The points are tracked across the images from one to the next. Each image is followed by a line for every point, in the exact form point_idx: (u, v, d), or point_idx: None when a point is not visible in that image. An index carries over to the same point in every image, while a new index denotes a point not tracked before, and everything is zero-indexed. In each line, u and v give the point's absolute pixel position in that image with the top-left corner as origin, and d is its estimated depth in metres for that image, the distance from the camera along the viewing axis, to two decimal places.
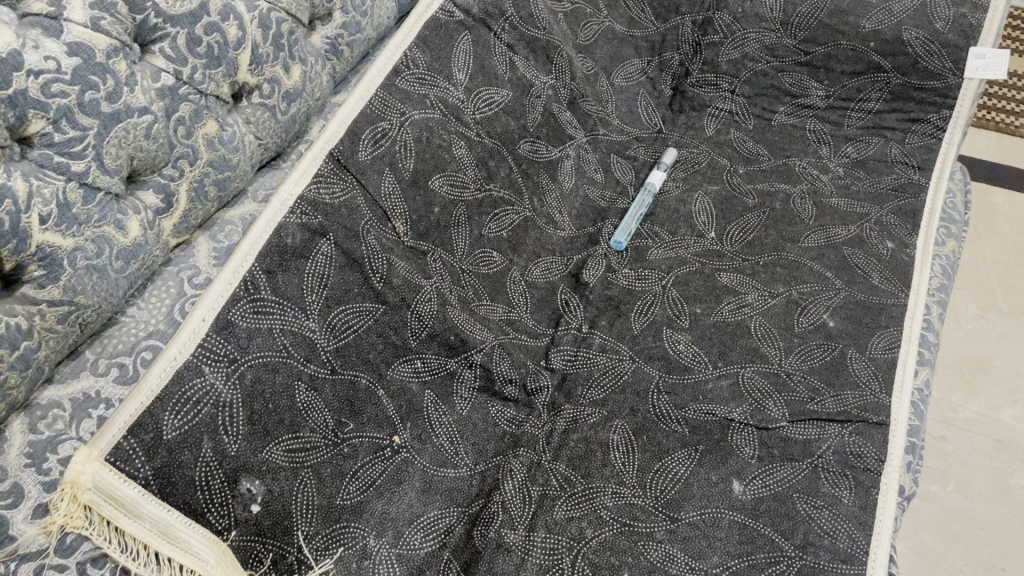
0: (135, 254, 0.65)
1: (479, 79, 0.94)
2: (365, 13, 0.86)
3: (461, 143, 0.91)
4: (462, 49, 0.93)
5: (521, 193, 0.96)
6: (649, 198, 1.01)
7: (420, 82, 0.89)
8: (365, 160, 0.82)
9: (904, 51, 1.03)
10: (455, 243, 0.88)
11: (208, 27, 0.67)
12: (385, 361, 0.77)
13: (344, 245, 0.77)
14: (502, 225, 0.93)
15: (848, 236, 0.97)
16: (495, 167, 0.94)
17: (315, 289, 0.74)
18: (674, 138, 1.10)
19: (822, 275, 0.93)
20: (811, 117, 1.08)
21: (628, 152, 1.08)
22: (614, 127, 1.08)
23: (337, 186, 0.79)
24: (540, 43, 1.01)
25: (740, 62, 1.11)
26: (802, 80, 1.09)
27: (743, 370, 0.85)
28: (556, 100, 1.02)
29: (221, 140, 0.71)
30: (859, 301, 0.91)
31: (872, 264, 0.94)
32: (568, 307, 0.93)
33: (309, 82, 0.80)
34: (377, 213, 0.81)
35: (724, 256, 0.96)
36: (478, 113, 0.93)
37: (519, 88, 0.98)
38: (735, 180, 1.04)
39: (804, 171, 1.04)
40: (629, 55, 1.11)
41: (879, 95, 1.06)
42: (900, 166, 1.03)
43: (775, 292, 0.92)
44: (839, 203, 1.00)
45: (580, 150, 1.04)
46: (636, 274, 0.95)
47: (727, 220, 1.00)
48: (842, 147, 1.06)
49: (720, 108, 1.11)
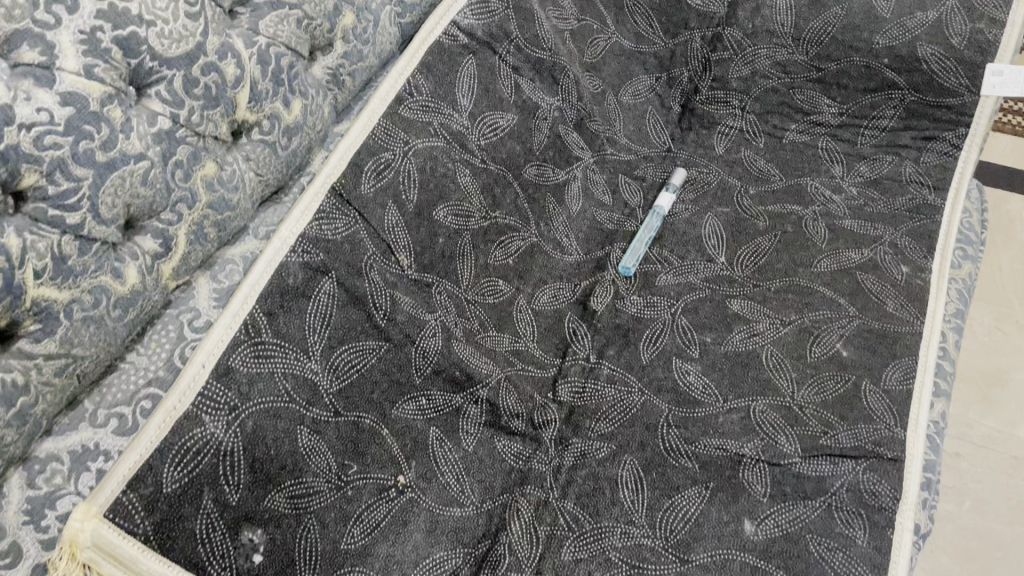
0: (133, 302, 0.64)
1: (483, 104, 0.92)
2: (366, 42, 0.84)
3: (465, 171, 0.89)
4: (466, 74, 0.91)
5: (527, 218, 0.95)
6: (657, 221, 1.00)
7: (424, 109, 0.87)
8: (368, 193, 0.81)
9: (920, 67, 1.01)
10: (460, 273, 0.87)
11: (205, 68, 0.66)
12: (389, 400, 0.76)
13: (346, 283, 0.76)
14: (508, 253, 0.92)
15: (861, 260, 0.95)
16: (500, 195, 0.93)
17: (317, 329, 0.72)
18: (683, 157, 1.08)
19: (835, 302, 0.91)
20: (823, 135, 1.06)
21: (637, 172, 1.06)
22: (622, 146, 1.07)
23: (339, 221, 0.77)
24: (546, 65, 0.99)
25: (750, 78, 1.08)
26: (814, 97, 1.06)
27: (754, 403, 0.84)
28: (563, 121, 1.01)
29: (220, 181, 0.70)
30: (873, 329, 0.89)
31: (886, 290, 0.92)
32: (575, 336, 0.91)
33: (310, 115, 0.78)
34: (380, 247, 0.80)
35: (734, 282, 0.94)
36: (483, 139, 0.92)
37: (525, 111, 0.96)
38: (745, 202, 1.02)
39: (816, 192, 1.02)
40: (637, 71, 1.09)
41: (893, 112, 1.03)
42: (914, 186, 1.01)
43: (787, 320, 0.90)
44: (853, 225, 0.98)
45: (587, 171, 1.03)
46: (645, 302, 0.93)
47: (738, 243, 0.98)
48: (855, 166, 1.04)
49: (730, 126, 1.09)
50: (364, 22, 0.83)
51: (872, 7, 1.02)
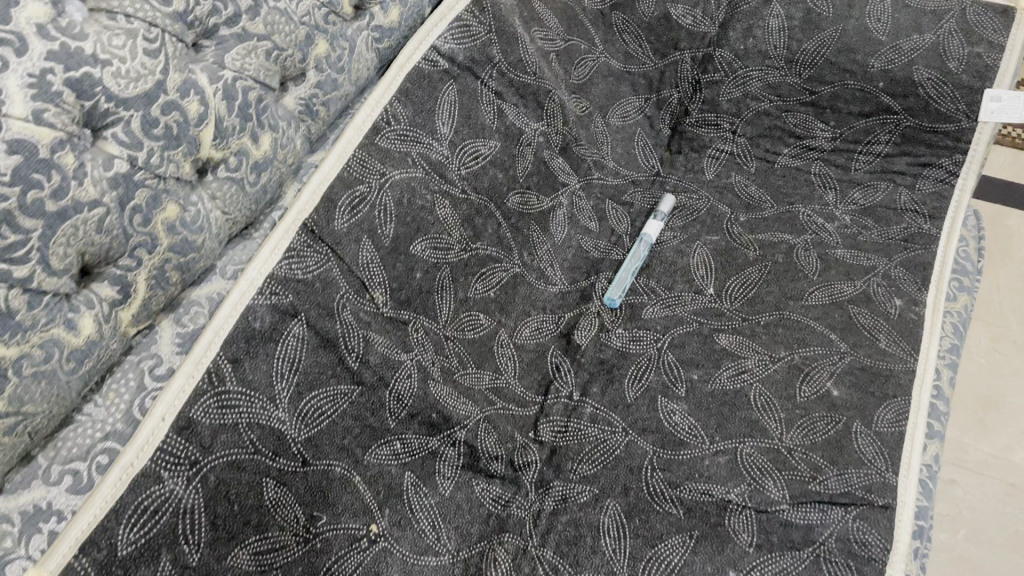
0: (88, 352, 0.61)
1: (464, 131, 0.89)
2: (341, 70, 0.81)
3: (445, 202, 0.86)
4: (446, 100, 0.88)
5: (510, 248, 0.92)
6: (644, 250, 0.97)
7: (402, 138, 0.84)
8: (342, 229, 0.78)
9: (916, 92, 0.98)
10: (438, 308, 0.84)
11: (165, 106, 0.63)
12: (361, 446, 0.73)
13: (317, 325, 0.73)
14: (489, 284, 0.89)
15: (854, 292, 0.92)
16: (482, 225, 0.90)
17: (286, 375, 0.70)
18: (673, 182, 1.05)
19: (826, 337, 0.88)
20: (816, 160, 1.03)
21: (624, 198, 1.03)
22: (609, 170, 1.04)
23: (310, 259, 0.75)
24: (530, 89, 0.96)
25: (741, 100, 1.06)
26: (806, 121, 1.03)
27: (742, 446, 0.81)
28: (548, 147, 0.98)
29: (183, 223, 0.67)
30: (865, 366, 0.86)
31: (879, 324, 0.89)
32: (558, 371, 0.88)
33: (280, 149, 0.75)
34: (354, 284, 0.77)
35: (723, 316, 0.91)
36: (463, 168, 0.89)
37: (508, 137, 0.93)
38: (735, 230, 0.99)
39: (808, 220, 0.99)
40: (626, 93, 1.06)
41: (888, 138, 1.00)
42: (910, 215, 0.98)
43: (776, 356, 0.87)
44: (845, 255, 0.95)
45: (573, 197, 1.00)
46: (630, 335, 0.91)
47: (727, 274, 0.95)
48: (849, 193, 1.01)
49: (721, 149, 1.06)
50: (339, 50, 0.80)
51: (867, 28, 0.98)
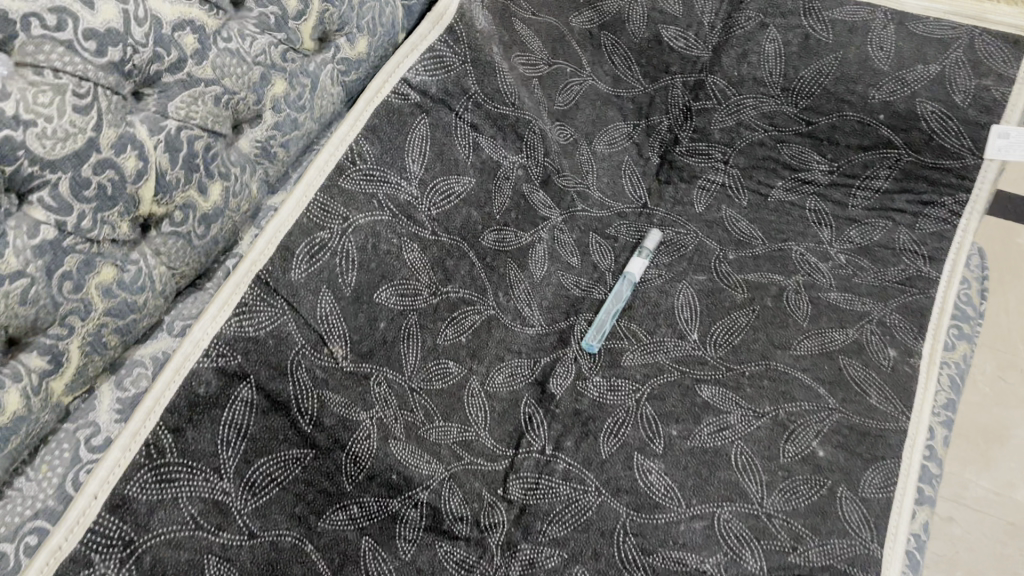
0: (18, 427, 0.57)
1: (437, 168, 0.85)
2: (302, 108, 0.77)
3: (413, 245, 0.82)
4: (417, 135, 0.84)
5: (484, 289, 0.88)
6: (627, 290, 0.92)
7: (367, 179, 0.80)
8: (299, 280, 0.74)
9: (918, 126, 0.92)
10: (404, 358, 0.80)
11: (99, 165, 0.59)
12: (315, 512, 0.70)
13: (267, 387, 0.69)
14: (461, 329, 0.85)
15: (846, 341, 0.87)
16: (453, 267, 0.85)
17: (231, 443, 0.66)
18: (660, 215, 0.99)
19: (814, 391, 0.84)
20: (811, 195, 0.97)
21: (609, 231, 0.98)
22: (594, 202, 0.99)
23: (263, 314, 0.71)
24: (509, 121, 0.91)
25: (734, 129, 0.99)
26: (802, 153, 0.97)
27: (719, 510, 0.77)
28: (527, 180, 0.93)
29: (120, 285, 0.63)
30: (854, 425, 0.82)
31: (870, 378, 0.84)
32: (530, 424, 0.84)
33: (232, 197, 0.71)
34: (311, 338, 0.73)
35: (706, 364, 0.87)
36: (433, 209, 0.84)
37: (484, 172, 0.89)
38: (723, 269, 0.94)
39: (801, 259, 0.94)
40: (613, 117, 1.02)
41: (888, 173, 0.95)
42: (908, 256, 0.93)
43: (761, 412, 0.83)
44: (838, 298, 0.91)
45: (554, 232, 0.95)
46: (608, 384, 0.87)
47: (712, 318, 0.90)
48: (845, 231, 0.95)
49: (712, 180, 1.00)
50: (299, 88, 0.76)
51: (869, 57, 0.93)
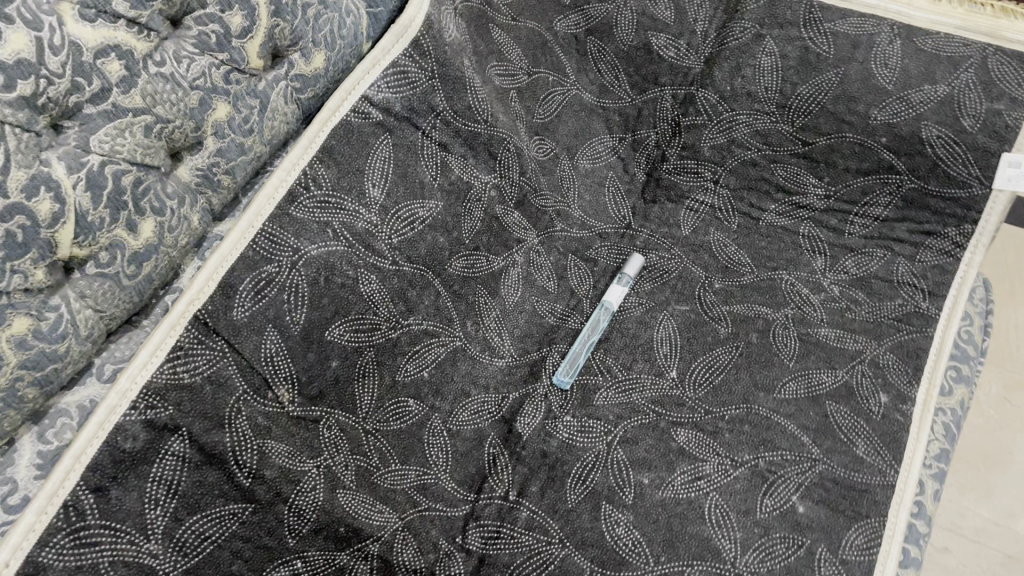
0: None
1: (399, 193, 0.79)
2: (248, 132, 0.71)
3: (370, 277, 0.77)
4: (379, 156, 0.78)
5: (450, 320, 0.83)
6: (604, 321, 0.87)
7: (321, 207, 0.74)
8: (241, 319, 0.69)
9: (922, 151, 0.86)
10: (359, 397, 0.75)
11: (8, 211, 0.54)
12: (253, 570, 0.66)
13: (202, 439, 0.64)
14: (423, 364, 0.80)
15: (834, 385, 0.82)
16: (416, 297, 0.80)
17: (160, 500, 0.62)
18: (644, 237, 0.94)
19: (797, 439, 0.79)
20: (806, 220, 0.91)
21: (589, 253, 0.93)
22: (574, 221, 0.93)
23: (200, 358, 0.66)
24: (481, 139, 0.85)
25: (725, 147, 0.93)
26: (798, 174, 0.91)
27: (689, 570, 0.73)
28: (501, 201, 0.88)
29: (37, 335, 0.58)
30: (838, 478, 0.77)
31: (858, 427, 0.79)
32: (494, 466, 0.80)
33: (168, 232, 0.66)
34: (253, 383, 0.68)
35: (684, 406, 0.81)
36: (394, 236, 0.79)
37: (453, 194, 0.83)
38: (708, 299, 0.88)
39: (791, 290, 0.88)
40: (598, 130, 0.95)
41: (889, 200, 0.88)
42: (908, 290, 0.87)
43: (739, 460, 0.78)
44: (829, 335, 0.85)
45: (530, 254, 0.90)
46: (578, 425, 0.82)
47: (692, 353, 0.85)
48: (841, 260, 0.89)
49: (700, 202, 0.94)
50: (245, 110, 0.70)
51: (872, 74, 0.86)
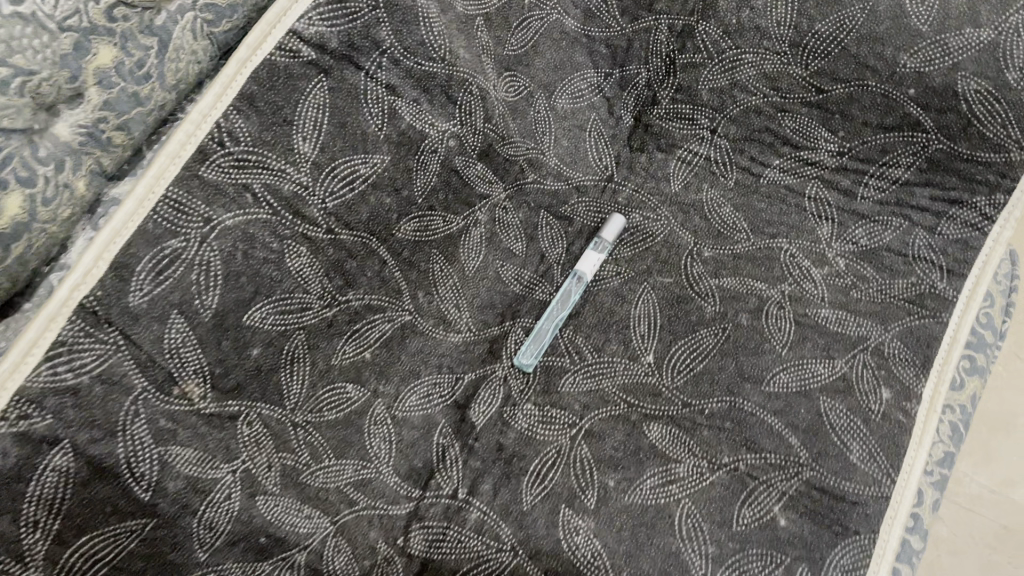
0: None
1: (336, 147, 0.67)
2: (143, 78, 0.59)
3: (300, 248, 0.66)
4: (311, 103, 0.66)
5: (399, 292, 0.72)
6: (575, 295, 0.77)
7: (239, 166, 0.63)
8: (139, 305, 0.59)
9: (957, 107, 0.72)
10: (286, 387, 0.65)
11: None
12: None
13: (88, 452, 0.55)
14: (364, 344, 0.70)
15: (831, 377, 0.72)
16: (357, 269, 0.69)
17: (39, 523, 0.54)
18: (627, 193, 0.83)
19: (783, 441, 0.70)
20: (814, 179, 0.80)
21: (564, 210, 0.81)
22: (548, 171, 0.81)
23: (88, 354, 0.57)
24: (437, 80, 0.72)
25: (726, 91, 0.81)
26: (808, 127, 0.79)
27: None
28: (461, 151, 0.76)
29: None
30: (826, 487, 0.68)
31: (854, 428, 0.70)
32: (443, 460, 0.71)
33: (42, 206, 0.54)
34: (156, 378, 0.59)
35: (660, 397, 0.72)
36: (329, 199, 0.68)
37: (403, 146, 0.72)
38: (696, 271, 0.78)
39: (790, 262, 0.78)
40: (581, 64, 0.81)
41: (911, 161, 0.77)
42: (923, 267, 0.76)
43: (718, 463, 0.69)
44: (830, 317, 0.75)
45: (495, 211, 0.78)
46: (540, 415, 0.72)
47: (672, 336, 0.75)
48: (849, 228, 0.78)
49: (694, 151, 0.83)
50: (137, 53, 0.58)
51: (906, 13, 0.71)
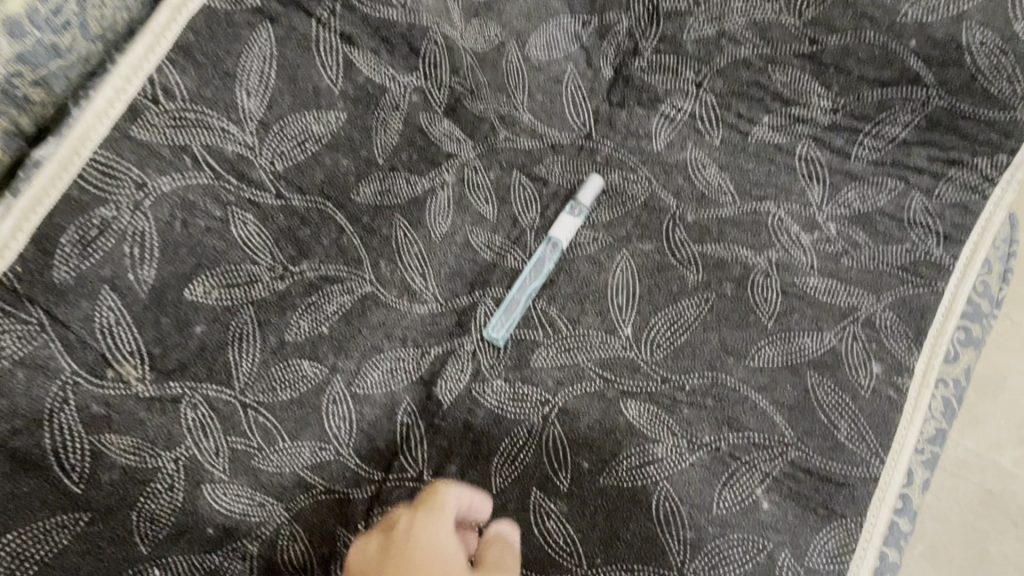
0: None
1: (286, 103, 0.62)
2: (62, 27, 0.53)
3: (247, 217, 0.61)
4: (257, 55, 0.60)
5: (359, 261, 0.67)
6: (550, 263, 0.72)
7: (177, 124, 0.57)
8: (66, 281, 0.53)
9: (961, 60, 0.68)
10: (235, 365, 0.60)
11: None
12: None
13: (12, 445, 0.51)
14: (321, 317, 0.65)
15: (818, 351, 0.68)
16: (311, 237, 0.64)
17: None
18: (607, 150, 0.77)
19: (767, 418, 0.66)
20: (805, 137, 0.75)
21: (538, 170, 0.76)
22: (522, 127, 0.76)
23: (10, 337, 0.51)
24: (398, 29, 0.67)
25: (714, 42, 0.76)
26: (798, 81, 0.74)
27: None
28: (425, 107, 0.70)
29: None
30: (810, 468, 0.65)
31: (843, 406, 0.66)
32: (406, 441, 0.66)
33: None
34: (88, 360, 0.54)
35: (638, 372, 0.68)
36: (278, 161, 0.62)
37: (362, 102, 0.66)
38: (678, 236, 0.73)
39: (778, 227, 0.73)
40: (557, 10, 0.76)
41: (909, 119, 0.72)
42: (918, 233, 0.72)
43: (698, 442, 0.65)
44: (820, 287, 0.70)
45: (464, 172, 0.73)
46: (511, 392, 0.68)
47: (652, 306, 0.70)
48: (841, 191, 0.73)
49: (679, 107, 0.77)
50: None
51: None
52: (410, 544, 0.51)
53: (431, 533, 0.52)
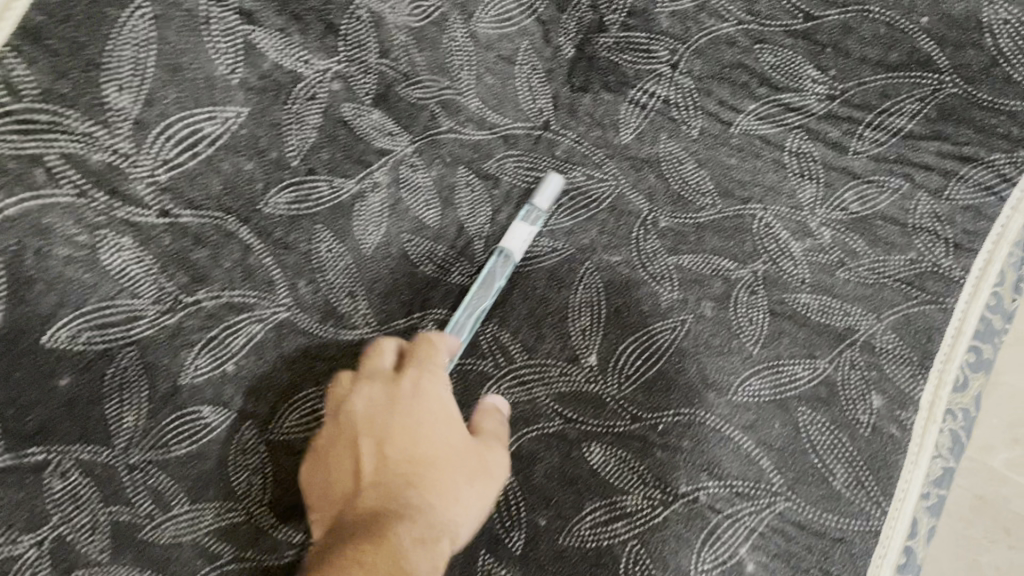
0: None
1: (170, 98, 0.50)
2: None
3: (123, 242, 0.50)
4: (128, 40, 0.49)
5: (272, 283, 0.56)
6: (502, 280, 0.61)
7: (25, 131, 0.46)
8: None
9: (980, 40, 0.61)
10: (113, 418, 0.51)
11: None
12: None
13: None
14: (224, 354, 0.54)
15: (810, 383, 0.59)
16: (211, 260, 0.53)
17: None
18: (567, 144, 0.66)
19: (753, 463, 0.57)
20: (796, 128, 0.64)
21: (487, 166, 0.64)
22: (468, 116, 0.64)
23: None
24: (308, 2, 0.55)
25: (691, 15, 0.66)
26: (793, 63, 0.64)
27: None
28: (350, 97, 0.58)
29: None
30: (803, 523, 0.56)
31: (839, 447, 0.57)
32: None
33: None
34: None
35: (605, 410, 0.58)
36: (161, 170, 0.51)
37: (270, 93, 0.54)
38: (650, 246, 0.63)
39: (765, 233, 0.63)
40: None
41: (917, 109, 0.62)
42: (923, 240, 0.62)
43: (674, 494, 0.56)
44: (812, 304, 0.61)
45: (399, 170, 0.61)
46: None
47: (620, 331, 0.60)
48: (838, 190, 0.63)
49: (650, 92, 0.66)
50: None
51: None
52: (416, 402, 0.52)
53: (434, 392, 0.53)
